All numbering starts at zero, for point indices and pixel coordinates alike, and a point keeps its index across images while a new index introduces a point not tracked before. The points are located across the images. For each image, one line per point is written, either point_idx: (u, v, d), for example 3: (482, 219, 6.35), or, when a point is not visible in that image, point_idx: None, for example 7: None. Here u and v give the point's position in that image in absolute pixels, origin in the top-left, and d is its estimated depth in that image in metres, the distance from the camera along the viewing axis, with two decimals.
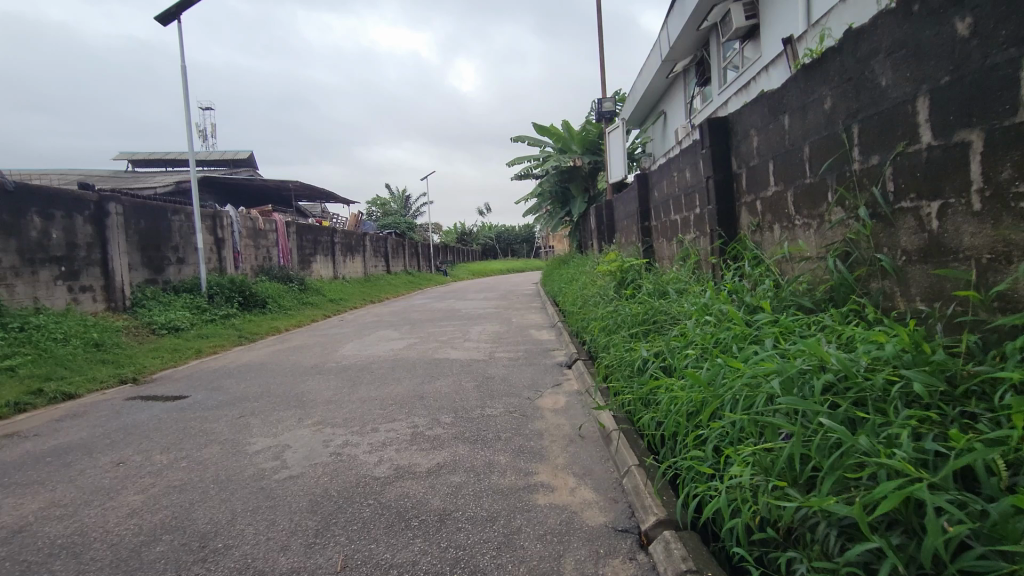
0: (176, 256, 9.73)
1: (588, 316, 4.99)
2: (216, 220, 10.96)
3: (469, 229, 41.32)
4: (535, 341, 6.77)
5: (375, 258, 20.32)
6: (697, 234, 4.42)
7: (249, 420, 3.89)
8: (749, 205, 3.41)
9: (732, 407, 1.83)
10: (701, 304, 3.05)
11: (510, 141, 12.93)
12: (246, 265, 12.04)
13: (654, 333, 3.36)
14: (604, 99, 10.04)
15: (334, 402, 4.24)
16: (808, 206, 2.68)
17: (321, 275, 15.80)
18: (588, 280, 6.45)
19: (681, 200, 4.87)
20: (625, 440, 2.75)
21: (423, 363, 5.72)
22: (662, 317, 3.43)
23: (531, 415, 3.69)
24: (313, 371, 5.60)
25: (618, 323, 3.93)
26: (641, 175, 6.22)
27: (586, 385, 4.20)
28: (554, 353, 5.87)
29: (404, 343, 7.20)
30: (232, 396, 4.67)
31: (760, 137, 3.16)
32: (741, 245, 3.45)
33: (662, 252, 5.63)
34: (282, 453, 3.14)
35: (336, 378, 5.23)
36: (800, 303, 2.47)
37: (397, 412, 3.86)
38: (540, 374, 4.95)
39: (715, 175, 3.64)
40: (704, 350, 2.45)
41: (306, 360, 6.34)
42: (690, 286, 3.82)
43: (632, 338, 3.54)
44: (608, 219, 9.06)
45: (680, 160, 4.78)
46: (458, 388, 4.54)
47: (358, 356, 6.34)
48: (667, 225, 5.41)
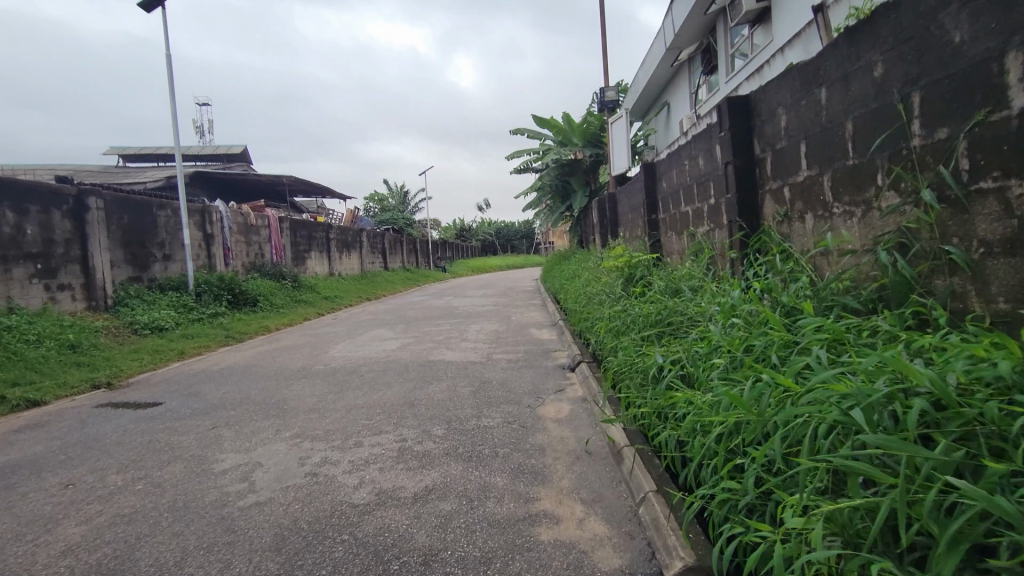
0: (162, 252, 9.37)
1: (593, 316, 4.63)
2: (205, 216, 10.61)
3: (468, 225, 40.97)
4: (536, 341, 6.42)
5: (372, 254, 19.98)
6: (712, 226, 4.06)
7: (222, 432, 3.54)
8: (775, 193, 3.05)
9: (781, 434, 1.48)
10: (725, 303, 2.70)
11: (509, 133, 12.56)
12: (237, 262, 11.68)
13: (669, 336, 3.01)
14: (607, 88, 9.66)
15: (317, 411, 3.89)
16: (851, 191, 2.32)
17: (316, 272, 15.45)
18: (592, 277, 6.09)
19: (693, 190, 4.51)
20: (641, 462, 2.41)
21: (416, 365, 5.37)
22: (678, 319, 3.07)
23: (533, 426, 3.34)
24: (298, 375, 5.25)
25: (627, 324, 3.58)
26: (648, 165, 5.86)
27: (592, 391, 3.85)
28: (556, 355, 5.51)
29: (397, 343, 6.84)
30: (208, 404, 4.32)
31: (789, 115, 2.80)
32: (766, 238, 3.10)
33: (671, 247, 5.27)
34: (251, 473, 2.78)
35: (322, 382, 4.89)
36: (845, 303, 2.12)
37: (384, 422, 3.51)
38: (541, 378, 4.60)
39: (734, 160, 3.28)
40: (736, 359, 2.10)
41: (293, 362, 6.00)
42: (706, 284, 3.46)
43: (644, 341, 3.20)
44: (611, 212, 8.69)
45: (693, 146, 4.41)
46: (453, 394, 4.19)
47: (348, 358, 6.00)
48: (677, 217, 5.06)
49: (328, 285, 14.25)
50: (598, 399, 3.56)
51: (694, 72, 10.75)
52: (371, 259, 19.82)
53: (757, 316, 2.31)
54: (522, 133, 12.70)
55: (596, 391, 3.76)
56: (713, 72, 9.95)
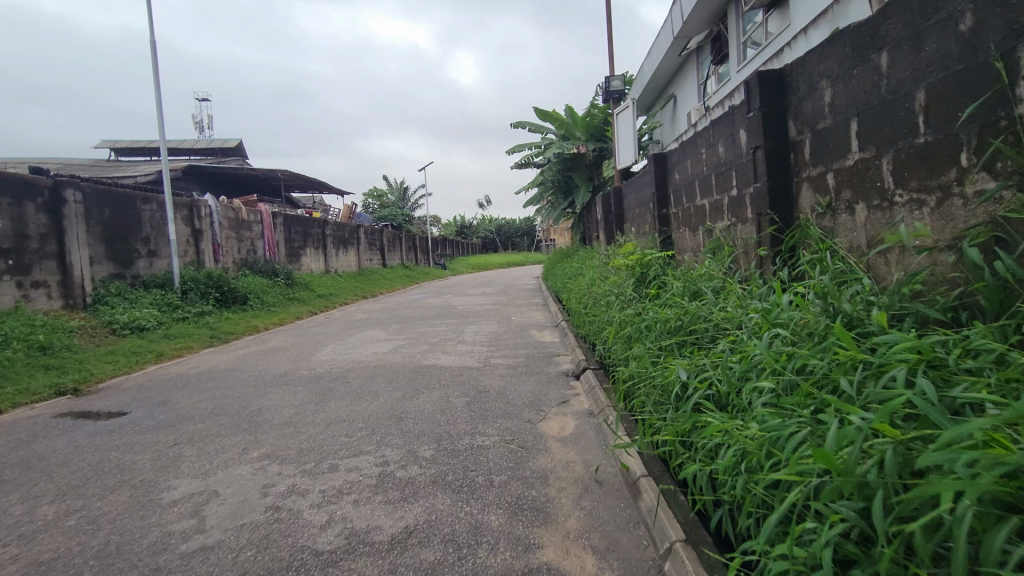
0: (146, 248, 8.96)
1: (600, 319, 4.21)
2: (193, 210, 10.20)
3: (469, 222, 40.56)
4: (538, 344, 5.99)
5: (369, 252, 19.55)
6: (735, 221, 3.65)
7: (182, 450, 3.12)
8: (815, 181, 2.64)
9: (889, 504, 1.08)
10: (762, 311, 2.29)
11: (510, 126, 12.14)
12: (228, 259, 11.27)
13: (692, 348, 2.60)
14: (612, 77, 9.21)
15: (293, 425, 3.48)
16: (922, 174, 1.91)
17: (311, 269, 15.04)
18: (597, 275, 5.66)
19: (710, 181, 4.11)
20: (666, 501, 2.00)
21: (407, 371, 4.96)
22: (702, 327, 2.66)
23: (533, 447, 2.93)
24: (280, 381, 4.84)
25: (641, 330, 3.17)
26: (658, 156, 5.44)
27: (600, 405, 3.44)
28: (559, 360, 5.10)
29: (390, 345, 6.42)
30: (176, 415, 3.91)
31: (837, 89, 2.39)
32: (804, 234, 2.69)
33: (684, 244, 4.87)
34: (204, 506, 2.37)
35: (304, 390, 4.48)
36: (924, 312, 1.71)
37: (365, 440, 3.10)
38: (543, 388, 4.18)
39: (765, 144, 2.87)
40: (789, 382, 1.69)
41: (277, 366, 5.59)
42: (730, 285, 3.05)
43: (661, 351, 2.80)
44: (616, 206, 8.28)
45: (713, 132, 3.99)
46: (445, 406, 3.78)
47: (334, 362, 5.59)
48: (691, 212, 4.66)
49: (323, 283, 13.84)
50: (609, 416, 3.15)
51: (703, 62, 10.35)
52: (369, 256, 19.41)
53: (806, 326, 1.90)
54: (523, 126, 12.28)
55: (606, 405, 3.35)
56: (724, 61, 9.54)
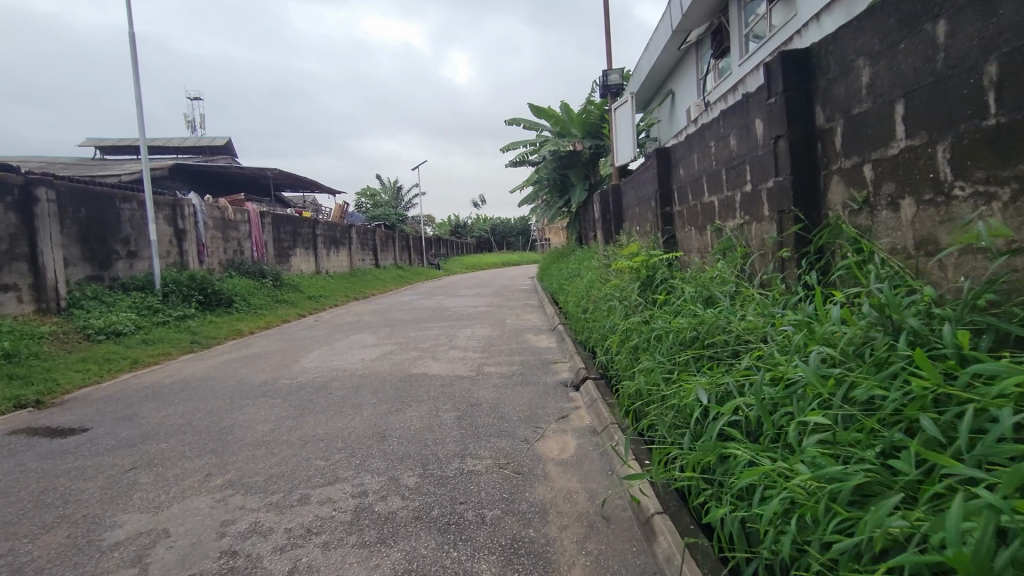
0: (126, 249, 8.59)
1: (602, 327, 3.89)
2: (176, 209, 9.84)
3: (463, 222, 40.24)
4: (534, 350, 5.67)
5: (362, 252, 19.19)
6: (749, 220, 3.36)
7: (138, 476, 2.78)
8: (849, 174, 2.34)
9: None
10: (796, 324, 1.98)
11: (505, 123, 11.84)
12: (213, 260, 10.90)
13: (712, 363, 2.30)
14: (610, 71, 8.90)
15: (265, 446, 3.15)
16: (994, 162, 1.62)
17: (301, 270, 14.68)
18: (596, 278, 5.35)
19: (720, 177, 3.82)
20: (691, 552, 1.69)
21: (394, 381, 4.62)
22: (721, 339, 2.35)
23: (531, 473, 2.61)
24: (258, 392, 4.50)
25: (648, 341, 2.86)
26: (661, 151, 5.14)
27: (603, 422, 3.14)
28: (557, 368, 4.79)
29: (378, 351, 6.09)
30: (140, 431, 3.57)
31: (878, 68, 2.10)
32: (835, 234, 2.39)
33: (689, 245, 4.58)
34: (151, 550, 2.05)
35: (282, 403, 4.15)
36: (1009, 330, 1.42)
37: (343, 465, 2.78)
38: (540, 400, 3.86)
39: (790, 133, 2.57)
40: (849, 416, 1.39)
41: (257, 374, 5.25)
42: (749, 294, 2.75)
43: (673, 367, 2.49)
44: (615, 204, 7.98)
45: (723, 123, 3.70)
46: (433, 423, 3.45)
47: (317, 370, 5.25)
48: (697, 210, 4.37)
49: (313, 284, 13.48)
50: (615, 438, 2.83)
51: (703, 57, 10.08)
52: (361, 256, 19.04)
53: (857, 344, 1.60)
54: (518, 123, 11.96)
55: (610, 423, 3.03)
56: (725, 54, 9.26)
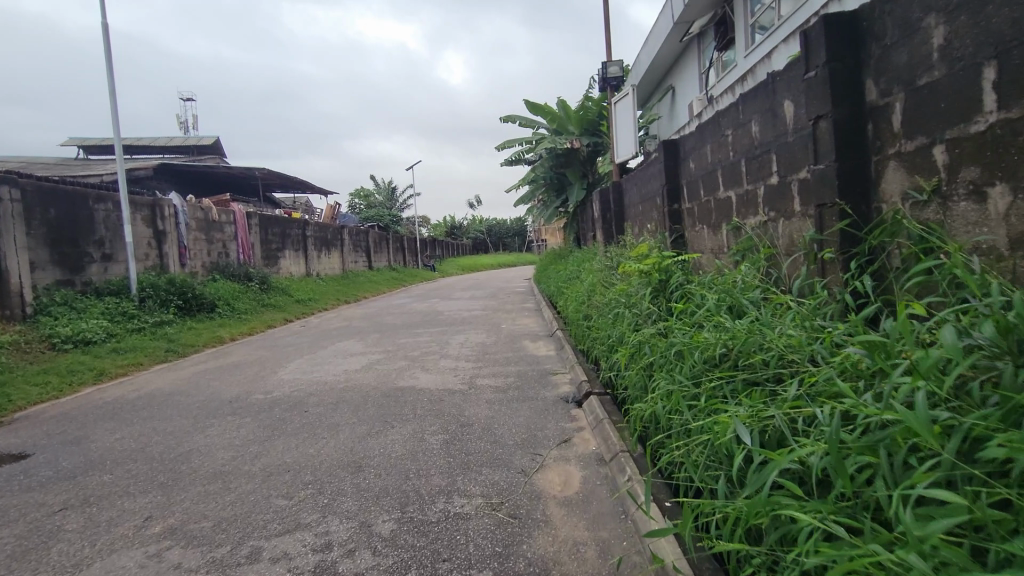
0: (100, 252, 8.14)
1: (609, 337, 3.46)
2: (155, 210, 9.40)
3: (458, 224, 39.88)
4: (531, 359, 5.25)
5: (354, 253, 18.75)
6: (777, 216, 2.97)
7: (65, 520, 2.36)
8: (912, 159, 1.94)
9: None
10: (866, 344, 1.58)
11: (500, 120, 11.44)
12: (196, 262, 10.46)
13: (750, 389, 1.89)
14: (610, 63, 8.49)
15: (222, 479, 2.73)
16: None
17: (290, 273, 14.25)
18: (598, 282, 4.95)
19: (738, 169, 3.43)
20: None
21: (378, 396, 4.20)
22: (760, 359, 1.95)
23: (528, 517, 2.19)
24: (227, 410, 4.08)
25: (666, 356, 2.45)
26: (668, 143, 4.73)
27: (611, 449, 2.74)
28: (556, 380, 4.39)
29: (364, 361, 5.66)
30: (84, 459, 3.15)
31: (959, 25, 1.69)
32: (894, 232, 1.99)
33: (701, 245, 4.19)
34: None
35: (252, 422, 3.73)
36: None
37: (307, 506, 2.36)
38: (538, 420, 3.45)
39: (834, 111, 2.17)
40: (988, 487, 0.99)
41: (229, 388, 4.82)
42: (787, 305, 2.35)
43: (699, 392, 2.08)
44: (616, 203, 7.57)
45: (743, 108, 3.31)
46: (418, 448, 3.02)
47: (295, 383, 4.82)
48: (711, 207, 3.98)
49: (302, 287, 13.04)
50: (627, 472, 2.42)
51: (705, 50, 9.69)
52: (353, 258, 18.60)
53: (973, 378, 1.20)
54: (514, 120, 11.56)
55: (621, 452, 2.62)
56: (730, 46, 8.87)
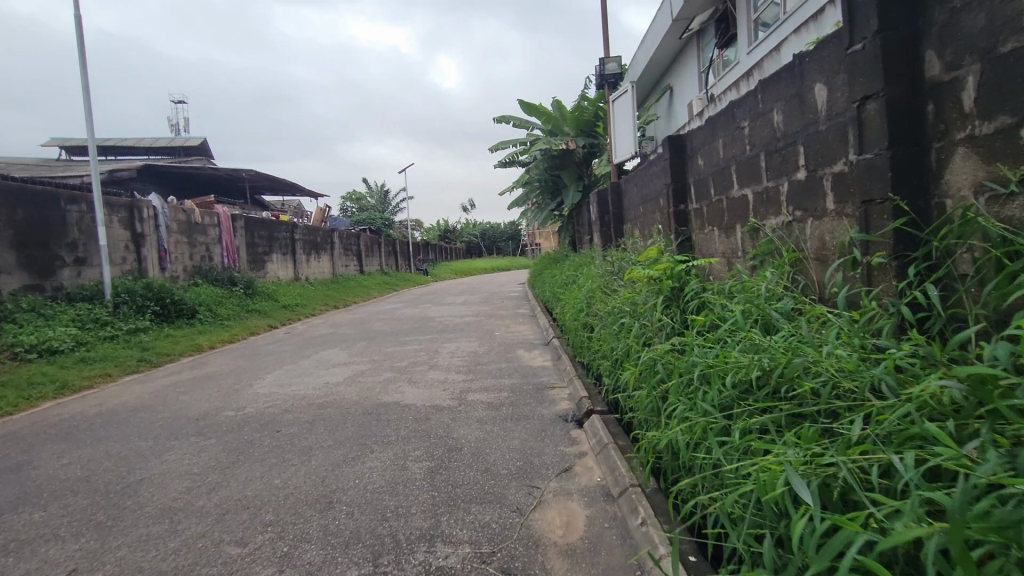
0: (72, 255, 7.73)
1: (614, 351, 3.11)
2: (133, 211, 8.99)
3: (452, 228, 39.52)
4: (527, 371, 4.89)
5: (345, 257, 18.36)
6: (806, 216, 2.64)
7: None
8: (988, 145, 1.61)
9: None
10: (970, 380, 1.24)
11: (494, 121, 11.11)
12: (176, 266, 10.05)
13: (798, 426, 1.54)
14: (607, 59, 8.17)
15: (171, 518, 2.36)
16: None
17: (278, 277, 13.84)
18: (599, 288, 4.61)
19: (756, 164, 3.11)
20: None
21: (359, 414, 3.82)
22: (809, 388, 1.60)
23: (524, 573, 1.83)
24: (191, 429, 3.70)
25: (687, 378, 2.09)
26: (674, 139, 4.39)
27: (619, 483, 2.38)
28: (555, 395, 4.03)
29: (348, 373, 5.27)
30: (18, 490, 2.77)
31: None
32: (966, 232, 1.65)
33: (712, 249, 3.85)
34: None
35: (216, 445, 3.35)
36: None
37: (262, 557, 1.99)
38: (535, 443, 3.09)
39: (887, 89, 1.85)
40: None
41: (199, 403, 4.44)
42: (829, 320, 2.02)
43: (730, 425, 1.74)
44: (614, 205, 7.25)
45: (763, 96, 2.98)
46: (399, 479, 2.66)
47: (271, 398, 4.44)
48: (723, 207, 3.65)
49: (289, 292, 12.64)
50: (640, 513, 2.06)
51: (706, 47, 9.39)
52: (344, 262, 18.19)
53: None
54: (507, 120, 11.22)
55: (631, 486, 2.27)
56: (732, 43, 8.56)
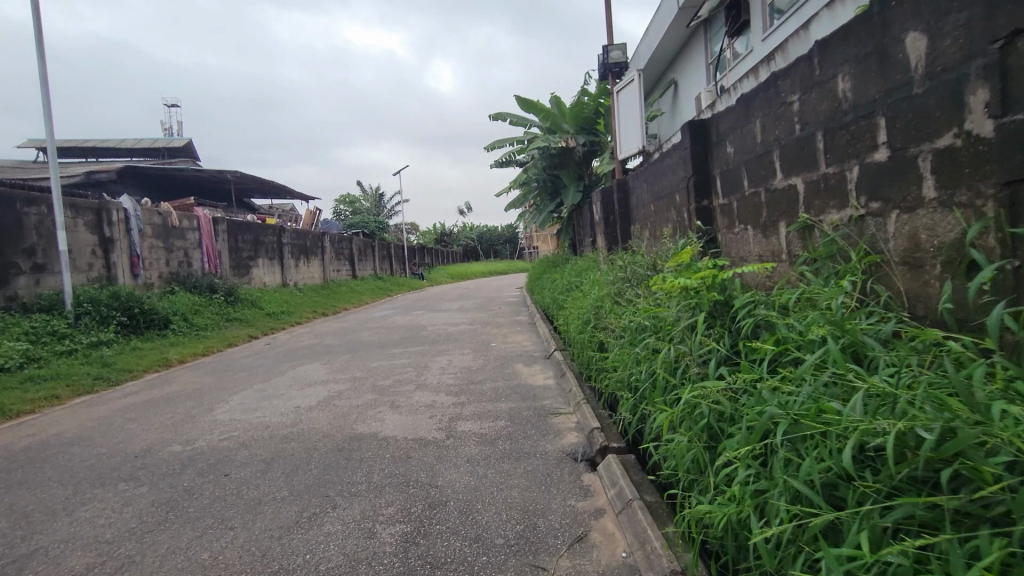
0: (30, 262, 7.11)
1: (637, 380, 2.50)
2: (101, 214, 8.35)
3: (449, 231, 38.87)
4: (526, 392, 4.26)
5: (336, 262, 17.71)
6: (887, 207, 2.05)
7: None
8: None
9: None
10: None
11: (489, 118, 10.51)
12: (151, 273, 9.43)
13: (982, 542, 0.95)
14: (611, 47, 7.58)
15: None
16: None
17: (264, 283, 13.21)
18: (610, 296, 4.00)
19: (810, 145, 2.51)
20: None
21: (328, 451, 3.21)
22: (992, 474, 0.99)
23: None
24: (125, 470, 3.09)
25: (761, 437, 1.47)
26: (696, 124, 3.78)
27: (654, 566, 1.77)
28: (561, 424, 3.41)
29: (323, 394, 4.64)
30: None
31: None
32: None
33: (746, 250, 3.24)
34: None
35: (147, 495, 2.73)
36: None
37: None
38: (540, 493, 2.48)
39: None
40: None
41: (145, 434, 3.82)
42: (960, 352, 1.43)
43: (846, 523, 1.14)
44: (620, 204, 6.66)
45: (821, 60, 2.38)
46: (363, 553, 2.05)
47: (229, 427, 3.82)
48: (761, 200, 3.04)
49: (275, 299, 12.02)
50: None
51: (716, 37, 8.80)
52: (335, 267, 17.55)
53: None
54: (503, 117, 10.62)
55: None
56: (745, 30, 7.94)
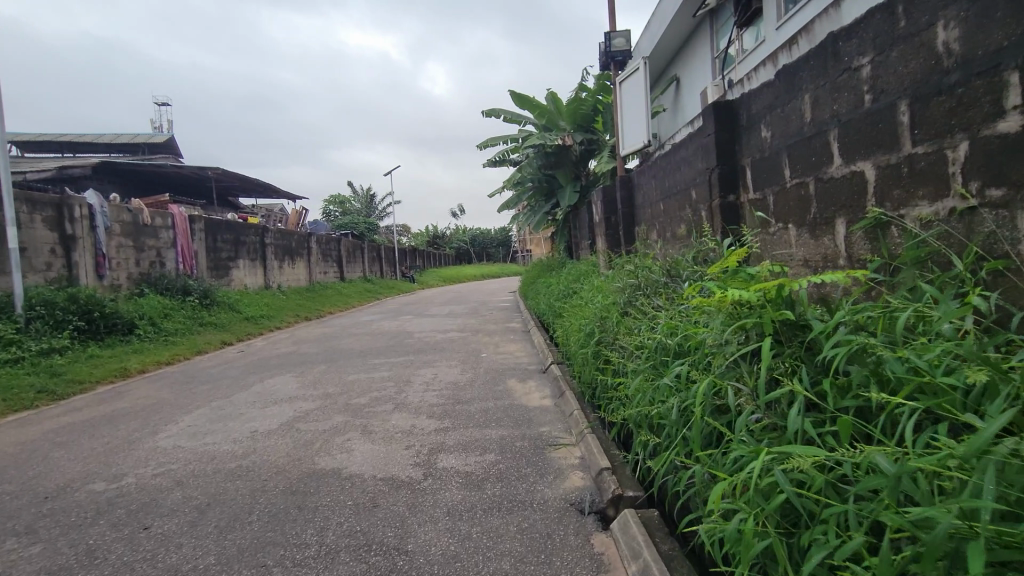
0: None
1: (667, 419, 1.93)
2: (62, 210, 7.71)
3: (441, 233, 38.25)
4: (520, 415, 3.69)
5: (323, 263, 17.08)
6: (1017, 193, 1.51)
7: None
8: None
9: None
10: None
11: (482, 114, 9.98)
12: (118, 273, 8.80)
13: None
14: (614, 35, 7.04)
15: None
16: None
17: (244, 285, 12.57)
18: (620, 307, 3.45)
19: (887, 119, 1.96)
20: None
21: (279, 493, 2.63)
22: None
23: None
24: (23, 519, 2.49)
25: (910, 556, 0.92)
26: (722, 106, 3.24)
27: None
28: (562, 460, 2.84)
29: (287, 415, 4.05)
30: None
31: None
32: None
33: (786, 253, 2.70)
34: None
35: (36, 557, 2.14)
36: None
37: None
38: (540, 565, 1.90)
39: None
40: None
41: (68, 465, 3.22)
42: None
43: None
44: (623, 203, 6.12)
45: (908, 7, 1.84)
46: None
47: (170, 458, 3.23)
48: (809, 193, 2.49)
49: (255, 301, 11.39)
50: None
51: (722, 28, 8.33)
52: (322, 268, 16.91)
53: None
54: (497, 114, 10.08)
55: None
56: (756, 19, 7.47)
